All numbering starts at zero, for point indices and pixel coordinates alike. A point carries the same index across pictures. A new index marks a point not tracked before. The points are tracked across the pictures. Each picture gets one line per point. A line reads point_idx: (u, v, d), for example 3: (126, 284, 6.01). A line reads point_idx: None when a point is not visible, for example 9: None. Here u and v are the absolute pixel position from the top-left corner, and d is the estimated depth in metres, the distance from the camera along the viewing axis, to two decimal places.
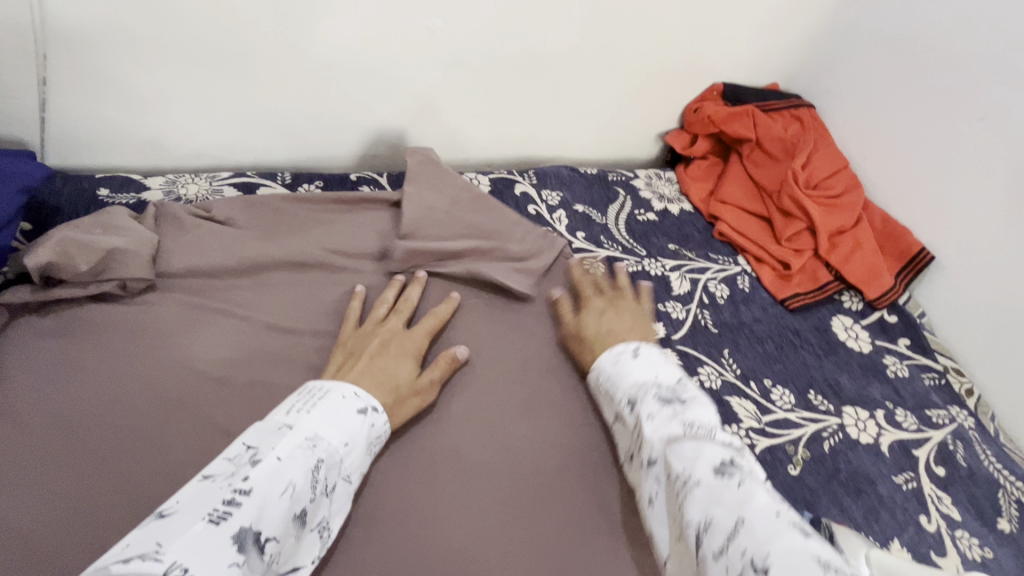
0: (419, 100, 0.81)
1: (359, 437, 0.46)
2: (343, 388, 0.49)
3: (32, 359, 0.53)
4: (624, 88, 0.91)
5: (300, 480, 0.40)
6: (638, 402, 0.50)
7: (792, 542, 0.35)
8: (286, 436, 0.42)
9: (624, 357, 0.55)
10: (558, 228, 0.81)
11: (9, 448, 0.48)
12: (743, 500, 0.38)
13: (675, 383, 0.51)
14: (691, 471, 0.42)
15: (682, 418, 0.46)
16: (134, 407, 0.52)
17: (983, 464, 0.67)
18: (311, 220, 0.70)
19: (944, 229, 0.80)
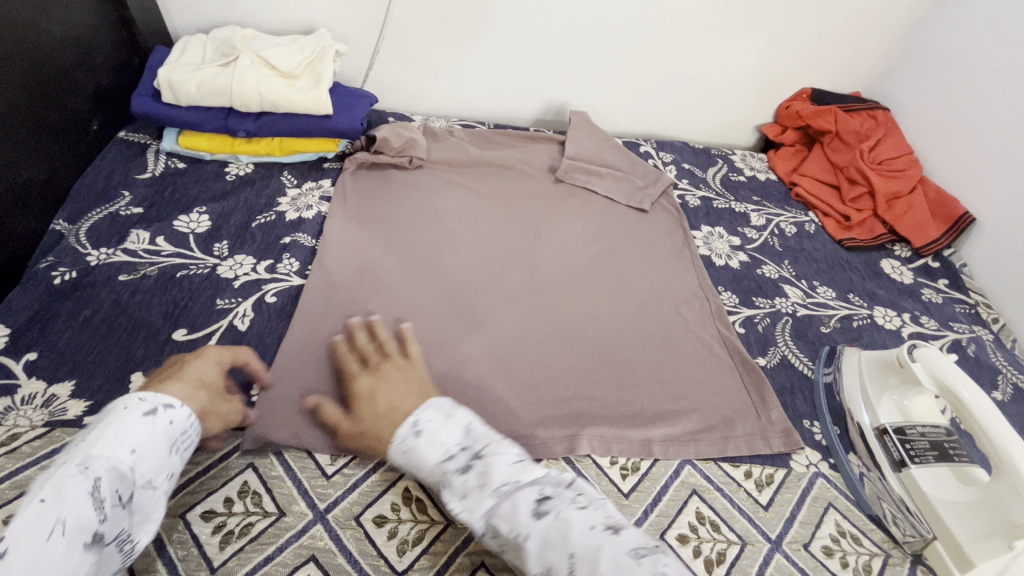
0: (582, 85, 1.19)
1: (152, 442, 0.47)
2: (121, 401, 0.49)
3: (367, 185, 0.95)
4: (733, 87, 1.22)
5: (74, 511, 0.41)
6: (445, 488, 0.50)
7: (607, 558, 0.43)
8: (48, 476, 0.42)
9: (408, 441, 0.53)
10: (670, 175, 1.14)
11: (361, 221, 0.88)
12: (564, 530, 0.45)
13: (465, 439, 0.53)
14: (516, 529, 0.46)
15: (485, 484, 0.49)
16: (420, 216, 0.92)
17: (990, 359, 0.86)
18: (511, 147, 1.11)
19: (987, 200, 1.01)
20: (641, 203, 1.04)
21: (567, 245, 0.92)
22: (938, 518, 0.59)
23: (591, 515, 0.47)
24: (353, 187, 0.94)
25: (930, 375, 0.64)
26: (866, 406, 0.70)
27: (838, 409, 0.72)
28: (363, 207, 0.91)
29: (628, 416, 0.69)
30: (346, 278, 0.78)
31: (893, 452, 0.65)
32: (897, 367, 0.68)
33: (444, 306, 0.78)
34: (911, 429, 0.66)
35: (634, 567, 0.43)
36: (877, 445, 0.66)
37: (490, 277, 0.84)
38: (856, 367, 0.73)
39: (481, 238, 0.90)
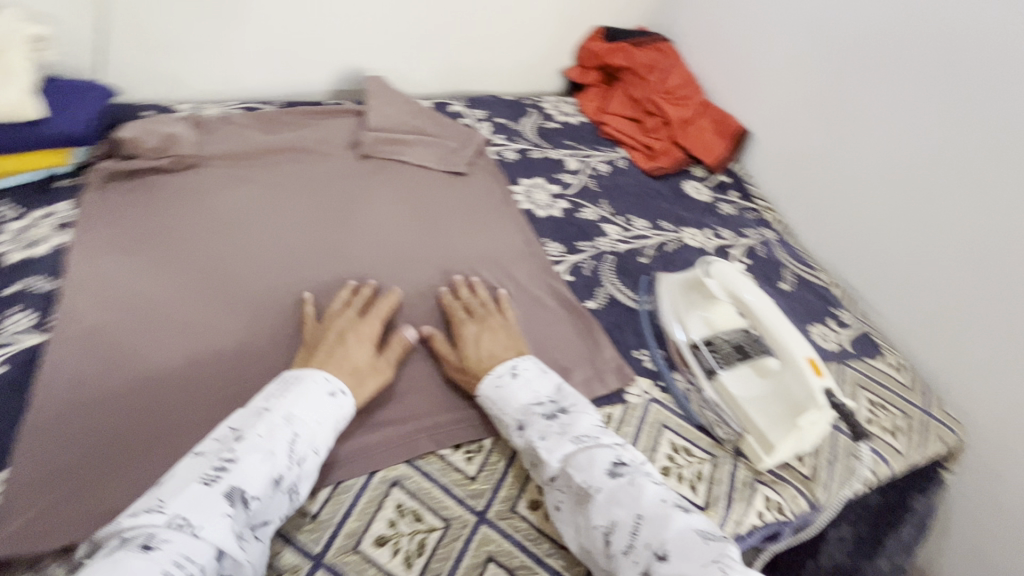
0: (375, 45, 1.10)
1: (328, 418, 0.56)
2: (314, 376, 0.58)
3: (123, 197, 0.78)
4: (529, 32, 1.21)
5: (277, 449, 0.51)
6: (528, 425, 0.59)
7: (674, 526, 0.51)
8: (263, 419, 0.53)
9: (506, 380, 0.62)
10: (483, 132, 1.11)
11: (121, 242, 0.73)
12: (637, 494, 0.53)
13: (555, 395, 0.62)
14: (591, 482, 0.54)
15: (570, 433, 0.58)
16: (204, 222, 0.78)
17: (776, 256, 0.98)
18: (304, 125, 0.99)
19: (756, 113, 1.13)
20: (458, 166, 1.00)
21: (381, 227, 0.85)
22: (745, 412, 0.66)
23: (664, 489, 0.54)
24: (103, 203, 0.77)
25: (722, 287, 0.70)
26: (679, 323, 0.75)
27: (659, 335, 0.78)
28: (122, 224, 0.75)
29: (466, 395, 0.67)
30: (110, 318, 0.65)
31: (706, 362, 0.71)
32: (698, 284, 0.74)
33: (242, 327, 0.68)
34: (717, 338, 0.72)
35: (699, 543, 0.49)
36: (694, 359, 0.72)
37: (295, 280, 0.74)
38: (668, 292, 0.78)
39: (279, 238, 0.79)
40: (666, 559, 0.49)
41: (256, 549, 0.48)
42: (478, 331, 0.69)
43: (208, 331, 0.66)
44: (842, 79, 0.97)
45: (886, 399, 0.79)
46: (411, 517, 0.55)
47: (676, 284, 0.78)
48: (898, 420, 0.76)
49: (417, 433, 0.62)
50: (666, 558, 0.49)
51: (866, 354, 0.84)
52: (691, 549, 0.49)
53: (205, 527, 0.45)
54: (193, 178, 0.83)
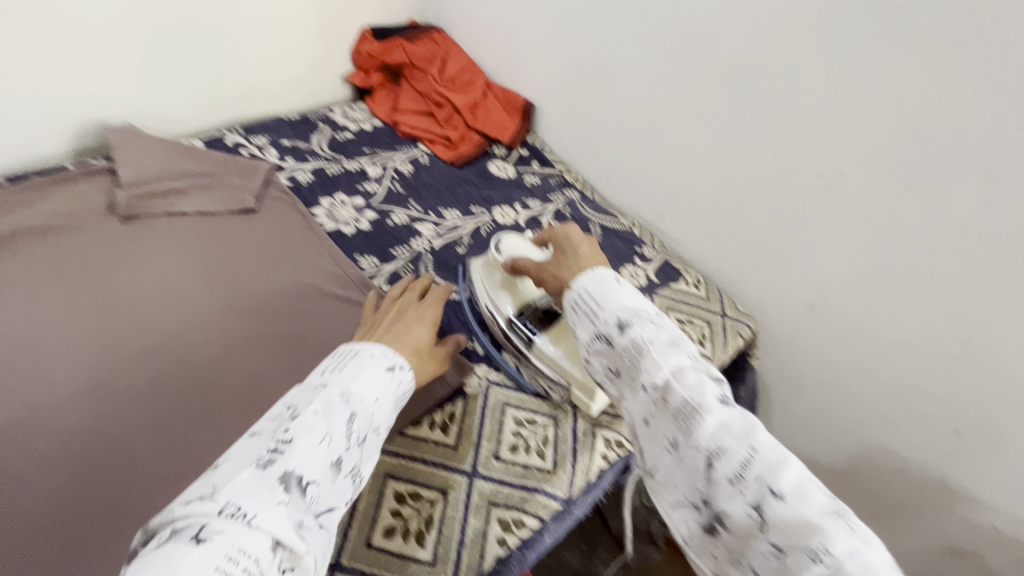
0: (109, 90, 0.96)
1: (389, 393, 0.52)
2: (373, 350, 0.55)
3: None
4: (291, 43, 1.14)
5: (336, 429, 0.46)
6: (633, 326, 0.53)
7: (793, 469, 0.44)
8: (320, 395, 0.49)
9: (608, 281, 0.58)
10: (270, 159, 1.03)
11: None
12: (749, 425, 0.47)
13: (659, 314, 0.56)
14: (703, 401, 0.47)
15: (684, 348, 0.52)
16: None
17: (582, 212, 1.05)
18: (39, 193, 0.84)
19: (535, 84, 1.18)
20: (244, 202, 0.92)
21: (158, 300, 0.78)
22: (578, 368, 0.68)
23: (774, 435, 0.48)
24: None
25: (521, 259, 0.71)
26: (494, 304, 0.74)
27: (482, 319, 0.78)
28: None
29: None
30: None
31: (523, 334, 0.72)
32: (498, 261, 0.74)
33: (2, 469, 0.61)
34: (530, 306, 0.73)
35: (823, 494, 0.43)
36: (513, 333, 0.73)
37: (63, 395, 0.67)
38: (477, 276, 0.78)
39: (32, 350, 0.70)
40: (783, 498, 0.42)
41: (317, 539, 0.42)
42: (581, 241, 0.65)
43: None
44: (589, 41, 1.03)
45: (691, 314, 0.89)
46: None
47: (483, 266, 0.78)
48: (704, 330, 0.87)
49: None
50: (783, 497, 0.42)
51: (670, 280, 0.94)
52: (809, 495, 0.42)
53: (258, 516, 0.39)
54: None
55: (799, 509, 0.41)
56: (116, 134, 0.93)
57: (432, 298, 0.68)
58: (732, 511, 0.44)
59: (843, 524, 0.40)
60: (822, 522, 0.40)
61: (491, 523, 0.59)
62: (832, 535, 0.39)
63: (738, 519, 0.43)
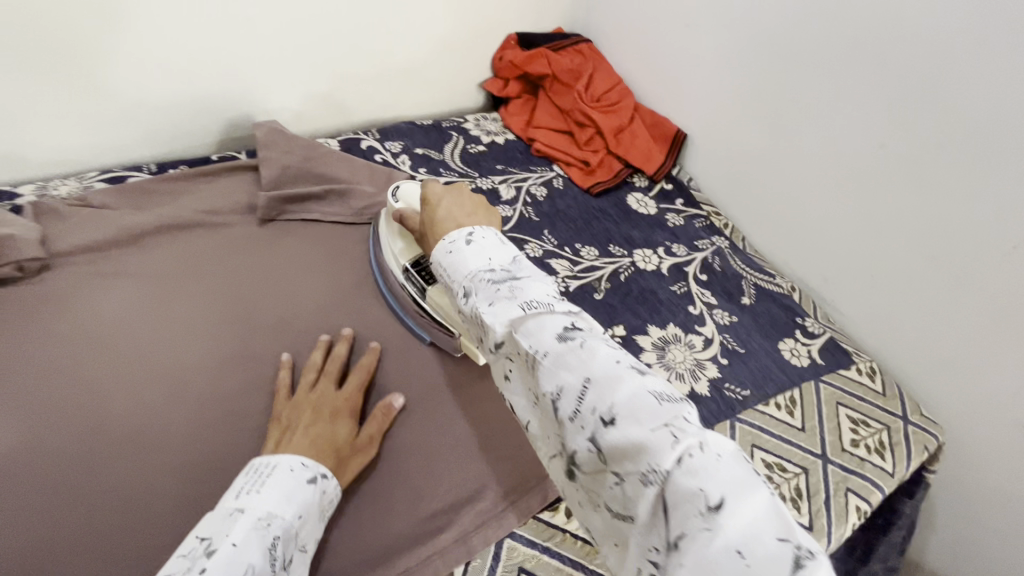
0: (262, 84, 0.95)
1: (312, 506, 0.51)
2: (290, 461, 0.52)
3: None
4: (437, 47, 1.09)
5: (257, 559, 0.45)
6: (474, 295, 0.51)
7: (625, 386, 0.41)
8: (238, 523, 0.46)
9: (457, 247, 0.54)
10: (403, 168, 0.99)
11: None
12: (587, 358, 0.43)
13: (510, 264, 0.52)
14: (540, 347, 0.45)
15: (519, 297, 0.48)
16: (80, 340, 0.67)
17: (733, 266, 0.93)
18: (188, 190, 0.83)
19: (690, 113, 1.07)
20: (379, 215, 0.88)
21: (291, 313, 0.74)
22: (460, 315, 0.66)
23: (619, 352, 0.45)
24: None
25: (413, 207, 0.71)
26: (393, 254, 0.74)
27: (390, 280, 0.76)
28: None
29: (418, 521, 0.57)
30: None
31: (417, 283, 0.70)
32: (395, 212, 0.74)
33: (132, 485, 0.57)
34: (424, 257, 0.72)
35: (654, 405, 0.40)
36: (409, 283, 0.72)
37: (195, 408, 0.64)
38: (386, 237, 0.77)
39: (169, 354, 0.68)
40: (611, 424, 0.40)
41: None
42: (445, 193, 0.64)
43: (91, 498, 0.56)
44: (773, 75, 0.92)
45: (867, 414, 0.75)
46: None
47: (388, 221, 0.78)
48: (883, 437, 0.73)
49: None
50: (613, 423, 0.40)
51: (838, 365, 0.81)
52: (636, 409, 0.40)
53: None
54: (49, 286, 0.69)
55: (626, 432, 0.39)
56: (261, 130, 0.91)
57: (350, 382, 0.64)
58: (578, 446, 0.42)
59: (666, 435, 0.38)
60: (647, 440, 0.38)
61: None
62: (659, 449, 0.38)
63: (582, 453, 0.42)
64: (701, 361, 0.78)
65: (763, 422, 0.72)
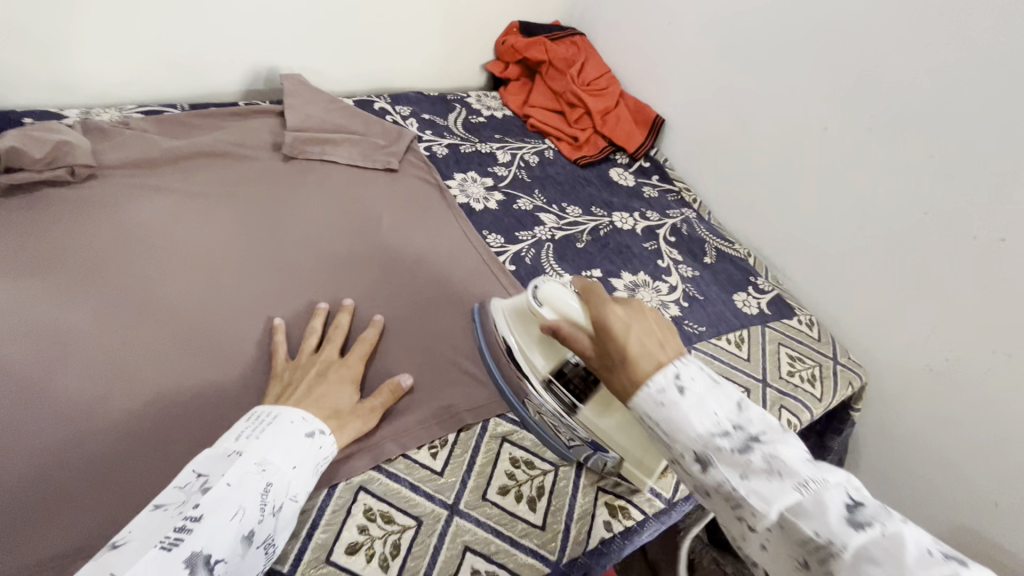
0: (289, 43, 1.05)
1: (307, 459, 0.53)
2: (291, 415, 0.55)
3: (28, 218, 0.73)
4: (447, 27, 1.21)
5: (249, 502, 0.47)
6: (713, 463, 0.42)
7: None
8: (235, 464, 0.49)
9: (669, 397, 0.45)
10: (410, 128, 1.09)
11: (38, 263, 0.70)
12: (897, 548, 0.35)
13: (739, 417, 0.44)
14: (830, 535, 0.37)
15: (782, 472, 0.40)
16: (121, 235, 0.75)
17: (698, 232, 1.06)
18: (218, 125, 0.93)
19: (669, 102, 1.21)
20: (389, 162, 0.98)
21: (310, 234, 0.84)
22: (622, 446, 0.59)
23: (919, 533, 0.37)
24: (7, 225, 0.72)
25: (559, 314, 0.57)
26: (525, 355, 0.62)
27: (503, 365, 0.67)
28: (31, 246, 0.71)
29: (421, 394, 0.66)
30: (31, 352, 0.62)
31: (566, 399, 0.60)
32: (533, 313, 0.60)
33: (170, 352, 0.66)
34: (567, 364, 0.60)
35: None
36: (549, 397, 0.61)
37: (226, 299, 0.73)
38: (503, 321, 0.65)
39: (202, 256, 0.77)
40: None
41: None
42: (627, 316, 0.52)
43: (132, 359, 0.64)
44: (739, 68, 1.05)
45: (802, 353, 0.88)
46: (383, 519, 0.55)
47: (508, 312, 0.65)
48: (815, 371, 0.86)
49: (380, 438, 0.61)
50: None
51: (782, 315, 0.94)
52: None
53: None
54: (93, 190, 0.78)
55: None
56: (287, 81, 1.01)
57: (354, 352, 0.66)
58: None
59: None
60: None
61: (600, 507, 0.61)
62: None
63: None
64: (666, 302, 0.89)
65: (715, 352, 0.84)
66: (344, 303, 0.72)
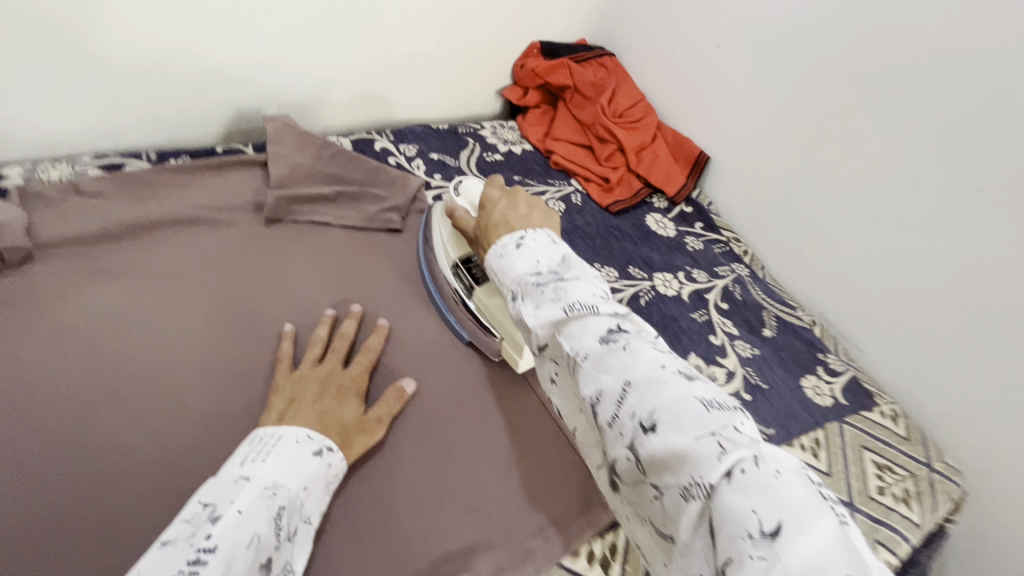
0: (276, 77, 0.90)
1: (317, 477, 0.49)
2: (295, 433, 0.50)
3: None
4: (459, 50, 1.05)
5: (264, 528, 0.42)
6: (521, 299, 0.49)
7: (674, 392, 0.38)
8: (243, 490, 0.43)
9: (506, 251, 0.52)
10: (417, 173, 0.94)
11: None
12: (630, 360, 0.41)
13: (558, 265, 0.50)
14: (582, 350, 0.43)
15: (563, 300, 0.46)
16: (57, 339, 0.61)
17: (753, 296, 0.90)
18: (188, 182, 0.78)
19: (716, 137, 1.05)
20: (392, 220, 0.83)
21: (297, 320, 0.69)
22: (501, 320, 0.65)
23: (666, 355, 0.42)
24: None
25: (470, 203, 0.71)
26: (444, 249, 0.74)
27: (437, 277, 0.75)
28: None
29: (429, 564, 0.52)
30: None
31: (465, 280, 0.70)
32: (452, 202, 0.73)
33: (109, 507, 0.51)
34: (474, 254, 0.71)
35: (702, 413, 0.37)
36: (455, 279, 0.72)
37: (188, 423, 0.58)
38: (437, 220, 0.77)
39: (160, 360, 0.62)
40: (655, 433, 0.38)
41: None
42: (501, 198, 0.62)
43: (60, 522, 0.50)
44: (806, 103, 0.89)
45: (891, 460, 0.73)
46: None
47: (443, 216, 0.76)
48: (908, 485, 0.70)
49: None
50: (654, 429, 0.38)
51: (861, 406, 0.78)
52: (680, 417, 0.37)
53: None
54: (27, 279, 0.63)
55: (668, 439, 0.37)
56: (272, 124, 0.86)
57: (360, 360, 0.63)
58: (618, 455, 0.40)
59: (711, 444, 0.35)
60: (691, 448, 0.36)
61: None
62: (705, 459, 0.35)
63: (621, 462, 0.40)
64: None
65: None
66: (351, 310, 0.68)
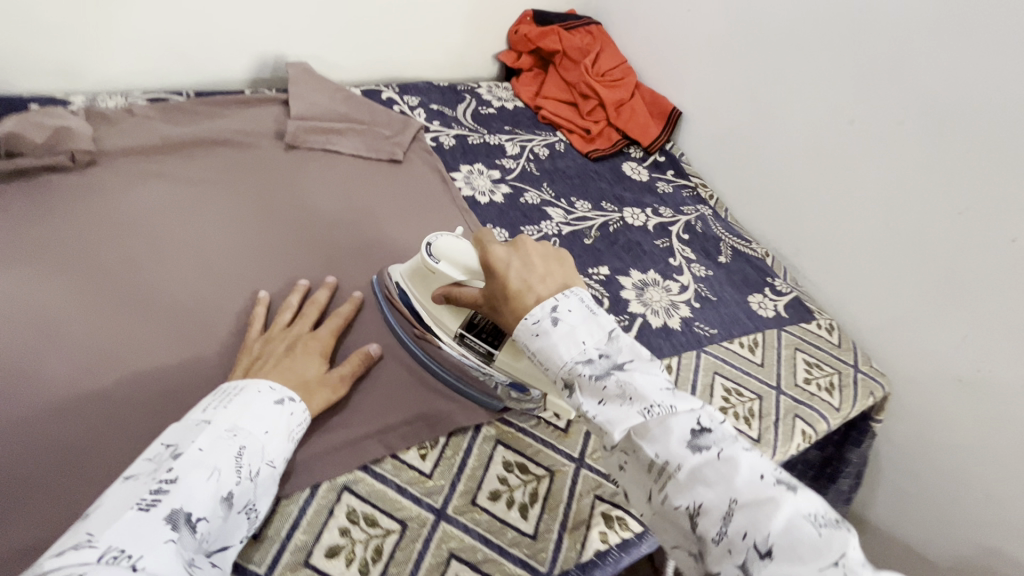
0: (298, 30, 1.03)
1: (279, 425, 0.51)
2: (257, 386, 0.53)
3: (24, 204, 0.72)
4: (459, 14, 1.18)
5: (224, 463, 0.45)
6: (578, 390, 0.49)
7: (780, 508, 0.39)
8: (204, 432, 0.47)
9: (545, 327, 0.51)
10: (418, 118, 1.06)
11: (30, 250, 0.69)
12: (728, 471, 0.42)
13: (608, 346, 0.50)
14: (672, 458, 0.44)
15: (635, 399, 0.46)
16: (116, 222, 0.74)
17: (713, 229, 1.01)
18: (222, 113, 0.92)
19: (688, 95, 1.16)
20: (393, 153, 0.96)
21: (309, 225, 0.82)
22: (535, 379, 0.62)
23: (759, 461, 0.43)
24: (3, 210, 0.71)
25: (456, 268, 0.62)
26: (435, 319, 0.65)
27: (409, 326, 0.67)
28: (24, 230, 0.70)
29: (409, 395, 0.63)
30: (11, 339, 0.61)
31: (479, 348, 0.63)
32: (430, 271, 0.64)
33: (155, 341, 0.64)
34: (474, 317, 0.63)
35: (813, 534, 0.38)
36: (462, 350, 0.64)
37: (219, 292, 0.71)
38: (402, 282, 0.68)
39: (196, 246, 0.75)
40: (770, 556, 0.38)
41: None
42: (509, 255, 0.57)
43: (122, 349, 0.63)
44: (762, 58, 1.01)
45: (820, 359, 0.83)
46: (366, 522, 0.52)
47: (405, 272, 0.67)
48: (833, 378, 0.81)
49: (366, 437, 0.58)
50: (769, 554, 0.38)
51: (800, 318, 0.89)
52: (797, 539, 0.38)
53: (145, 557, 0.37)
54: (94, 174, 0.77)
55: (787, 568, 0.37)
56: (293, 70, 0.99)
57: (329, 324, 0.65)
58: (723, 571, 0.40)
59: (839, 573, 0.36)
60: None
61: (596, 517, 0.57)
62: None
63: None
64: (676, 302, 0.85)
65: (728, 357, 0.80)
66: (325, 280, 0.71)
